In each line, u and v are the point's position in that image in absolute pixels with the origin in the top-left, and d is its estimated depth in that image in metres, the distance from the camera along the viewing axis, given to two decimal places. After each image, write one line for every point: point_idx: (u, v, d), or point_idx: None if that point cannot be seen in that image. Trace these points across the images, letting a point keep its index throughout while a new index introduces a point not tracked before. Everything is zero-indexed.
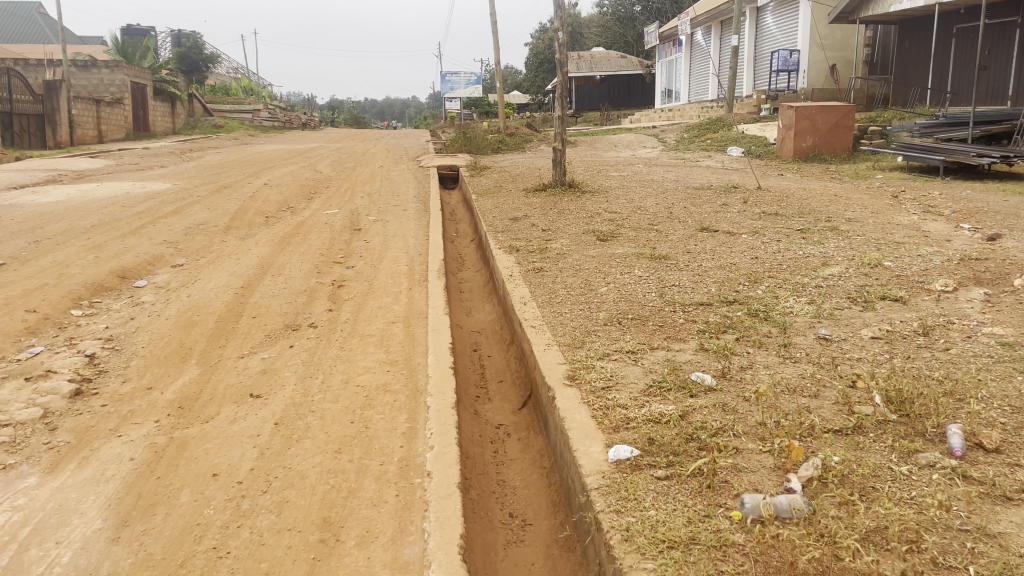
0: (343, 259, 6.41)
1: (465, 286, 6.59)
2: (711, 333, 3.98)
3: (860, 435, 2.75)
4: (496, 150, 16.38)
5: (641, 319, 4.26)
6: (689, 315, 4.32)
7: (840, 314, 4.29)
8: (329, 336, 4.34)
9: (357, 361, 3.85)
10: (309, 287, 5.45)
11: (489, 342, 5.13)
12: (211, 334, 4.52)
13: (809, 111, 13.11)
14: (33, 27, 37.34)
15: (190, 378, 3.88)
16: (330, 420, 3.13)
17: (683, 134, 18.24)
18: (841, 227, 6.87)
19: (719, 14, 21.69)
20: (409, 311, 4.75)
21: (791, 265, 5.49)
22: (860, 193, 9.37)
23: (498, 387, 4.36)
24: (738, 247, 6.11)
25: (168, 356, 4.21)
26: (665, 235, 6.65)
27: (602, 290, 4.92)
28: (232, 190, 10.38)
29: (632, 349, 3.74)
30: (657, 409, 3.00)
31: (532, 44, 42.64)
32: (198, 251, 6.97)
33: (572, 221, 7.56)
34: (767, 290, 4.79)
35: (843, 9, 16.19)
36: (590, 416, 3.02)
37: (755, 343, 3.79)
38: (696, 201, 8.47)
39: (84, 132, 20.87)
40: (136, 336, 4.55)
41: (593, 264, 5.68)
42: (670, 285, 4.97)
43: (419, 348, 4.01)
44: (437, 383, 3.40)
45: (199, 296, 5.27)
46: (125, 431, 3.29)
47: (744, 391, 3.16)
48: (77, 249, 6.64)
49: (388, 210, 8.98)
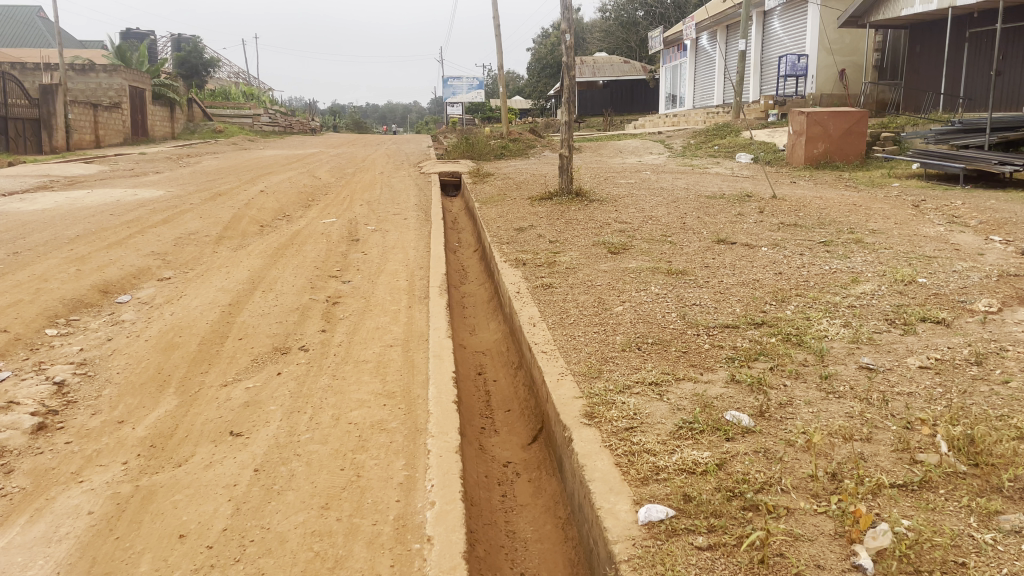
0: (340, 273, 6.05)
1: (468, 301, 6.22)
2: (741, 361, 3.61)
3: (929, 492, 2.38)
4: (500, 156, 16.04)
5: (662, 344, 3.89)
6: (715, 339, 3.95)
7: (880, 339, 3.92)
8: (321, 362, 3.97)
9: (351, 392, 3.48)
10: (302, 305, 5.08)
11: (495, 365, 4.77)
12: (192, 358, 4.14)
13: (820, 116, 12.75)
14: (33, 32, 37.09)
15: (165, 410, 3.51)
16: (318, 466, 2.75)
17: (689, 139, 17.91)
18: (866, 240, 6.50)
19: (726, 18, 21.38)
20: (409, 333, 4.38)
21: (818, 281, 5.12)
22: (879, 202, 9.00)
23: (505, 417, 4.00)
24: (759, 261, 5.75)
25: (144, 384, 3.84)
26: (680, 248, 6.29)
27: (618, 309, 4.54)
28: (228, 198, 10.04)
29: (655, 381, 3.37)
30: (690, 456, 2.63)
31: (535, 49, 42.39)
32: (187, 263, 6.62)
33: (581, 231, 7.19)
34: (797, 311, 4.42)
35: (853, 14, 15.86)
36: (614, 464, 2.65)
37: (792, 373, 3.42)
38: (710, 211, 8.11)
39: (81, 137, 20.60)
40: (111, 360, 4.17)
41: (606, 280, 5.31)
42: (691, 305, 4.59)
43: (419, 377, 3.64)
44: (439, 421, 3.02)
45: (183, 314, 4.90)
46: (87, 476, 2.91)
47: (788, 435, 2.78)
48: (59, 261, 6.29)
49: (389, 219, 8.63)
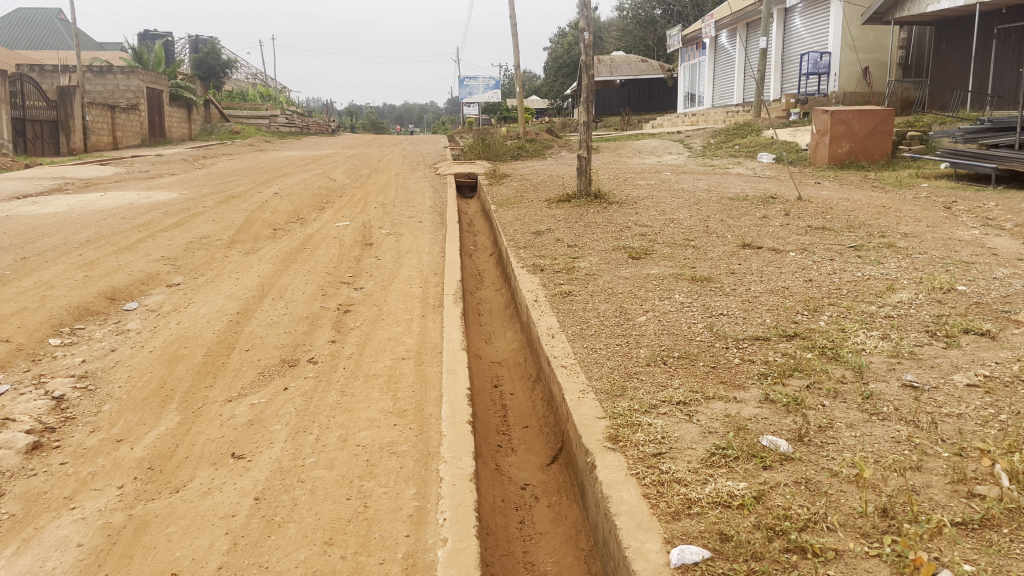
0: (351, 279, 5.88)
1: (484, 308, 6.03)
2: (775, 377, 3.38)
3: (991, 532, 2.15)
4: (516, 157, 15.83)
5: (689, 358, 3.68)
6: (746, 353, 3.72)
7: (922, 353, 3.69)
8: (329, 376, 3.80)
9: (360, 410, 3.29)
10: (312, 313, 4.91)
11: (511, 376, 4.57)
12: (196, 372, 3.98)
13: (845, 115, 12.45)
14: (53, 35, 37.32)
15: (166, 429, 3.34)
16: (323, 495, 2.57)
17: (709, 139, 17.63)
18: (898, 244, 6.24)
19: (746, 16, 21.05)
20: (422, 345, 4.19)
21: (851, 289, 4.88)
22: (908, 204, 8.72)
23: (523, 434, 3.80)
24: (788, 267, 5.52)
25: (147, 399, 3.68)
26: (703, 253, 6.06)
27: (641, 320, 4.33)
28: (241, 200, 9.91)
29: (683, 400, 3.15)
30: (725, 487, 2.42)
31: (552, 49, 42.23)
32: (198, 268, 6.47)
33: (600, 235, 6.98)
34: (831, 322, 4.18)
35: (876, 11, 15.52)
36: (642, 496, 2.44)
37: (829, 393, 3.20)
38: (733, 213, 7.87)
39: (98, 138, 20.65)
40: (113, 373, 4.02)
41: (627, 288, 5.10)
42: (719, 315, 4.37)
43: (432, 394, 3.45)
44: (452, 444, 2.82)
45: (190, 324, 4.74)
46: (80, 502, 2.74)
47: (831, 464, 2.56)
48: (67, 267, 6.16)
49: (403, 222, 8.45)
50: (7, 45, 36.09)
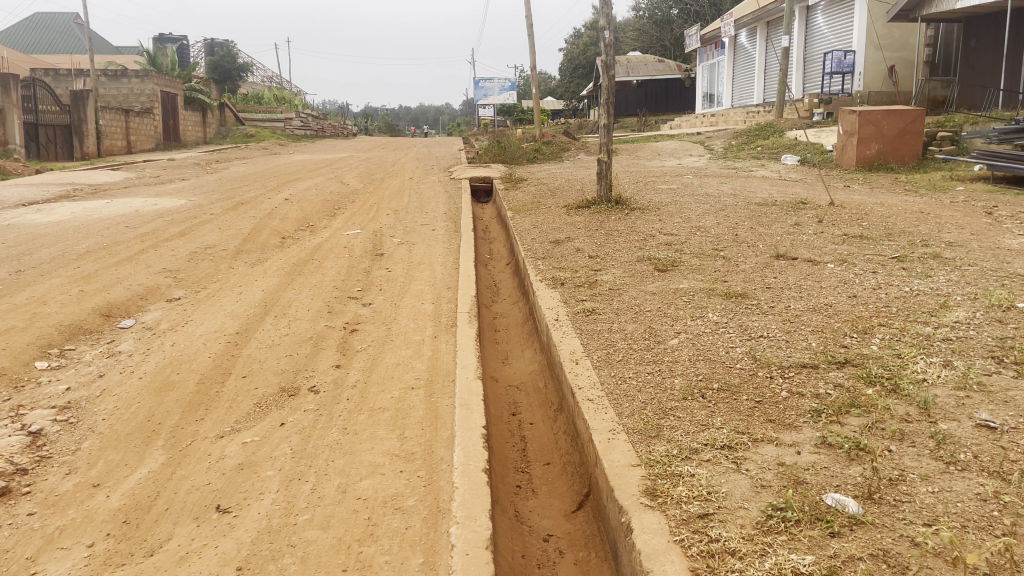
0: (360, 294, 5.54)
1: (500, 324, 5.66)
2: (830, 415, 2.99)
3: None
4: (533, 160, 15.46)
5: (731, 391, 3.29)
6: (793, 384, 3.34)
7: (992, 384, 3.28)
8: (332, 408, 3.45)
9: (362, 452, 2.94)
10: (316, 334, 4.56)
11: (531, 403, 4.21)
12: (187, 403, 3.64)
13: (874, 117, 11.94)
14: (70, 39, 37.36)
15: (147, 472, 3.01)
16: (315, 566, 2.23)
17: (730, 140, 17.19)
18: (944, 254, 5.80)
19: (766, 14, 20.56)
20: (433, 373, 3.83)
21: (901, 307, 4.47)
22: (948, 209, 8.26)
23: (545, 473, 3.44)
24: (828, 281, 5.12)
25: (131, 435, 3.35)
26: (735, 264, 5.67)
27: (674, 343, 3.94)
28: (250, 207, 9.62)
29: (728, 444, 2.77)
30: (787, 561, 2.05)
31: (567, 50, 41.91)
32: (200, 281, 6.16)
33: (623, 245, 6.60)
34: (884, 346, 3.79)
35: (903, 8, 15.01)
36: (689, 570, 2.07)
37: (895, 435, 2.81)
38: (764, 220, 7.46)
39: (111, 143, 20.52)
40: (98, 403, 3.69)
41: (655, 304, 4.72)
42: (758, 338, 3.97)
43: (444, 433, 3.09)
44: (464, 500, 2.47)
45: (186, 345, 4.41)
46: (43, 564, 2.41)
47: (911, 530, 2.18)
48: (63, 280, 5.87)
49: (416, 230, 8.13)
50: (24, 50, 36.17)
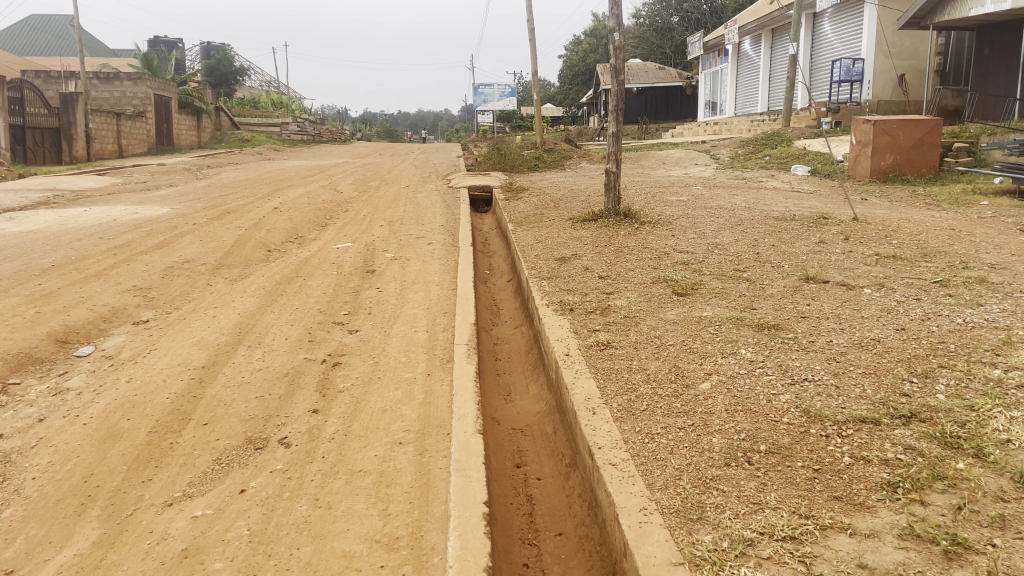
0: (346, 318, 4.99)
1: (501, 354, 5.11)
2: (909, 493, 2.44)
3: None
4: (534, 168, 14.96)
5: (783, 455, 2.73)
6: (856, 446, 2.78)
7: None
8: (305, 469, 2.90)
9: (333, 537, 2.42)
10: (293, 368, 4.01)
11: (538, 453, 3.66)
12: (135, 458, 3.08)
13: (890, 125, 11.41)
14: (65, 43, 36.83)
15: (72, 556, 2.45)
16: None
17: (737, 148, 16.69)
18: (991, 279, 5.26)
19: (771, 20, 20.11)
20: (426, 423, 3.28)
21: (960, 343, 3.92)
22: (979, 226, 7.72)
23: (558, 548, 2.88)
24: (871, 310, 4.58)
25: (63, 501, 2.79)
26: (761, 288, 5.14)
27: (705, 389, 3.39)
28: (236, 216, 9.09)
29: (791, 534, 2.22)
30: None
31: (568, 57, 41.53)
32: (174, 300, 5.61)
33: (635, 263, 6.06)
34: (953, 395, 3.23)
35: (915, 15, 14.47)
36: None
37: (995, 522, 2.25)
38: (785, 237, 6.93)
39: (101, 146, 20.03)
40: (31, 457, 3.12)
41: (678, 337, 4.17)
42: (804, 383, 3.41)
43: (436, 510, 2.54)
44: None
45: (144, 382, 3.85)
46: None
47: None
48: (19, 300, 5.31)
49: (411, 244, 7.58)
50: (18, 54, 35.62)
